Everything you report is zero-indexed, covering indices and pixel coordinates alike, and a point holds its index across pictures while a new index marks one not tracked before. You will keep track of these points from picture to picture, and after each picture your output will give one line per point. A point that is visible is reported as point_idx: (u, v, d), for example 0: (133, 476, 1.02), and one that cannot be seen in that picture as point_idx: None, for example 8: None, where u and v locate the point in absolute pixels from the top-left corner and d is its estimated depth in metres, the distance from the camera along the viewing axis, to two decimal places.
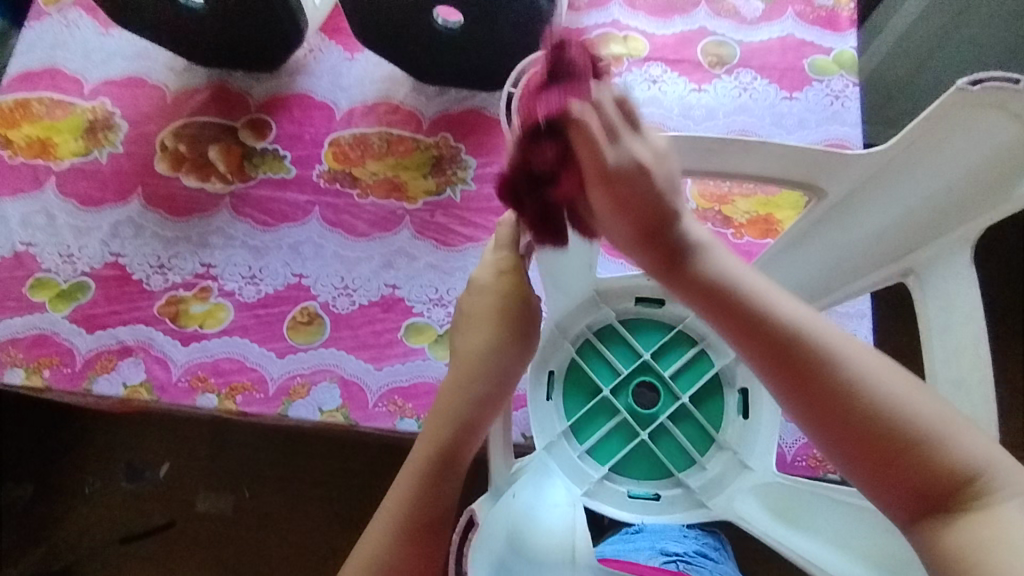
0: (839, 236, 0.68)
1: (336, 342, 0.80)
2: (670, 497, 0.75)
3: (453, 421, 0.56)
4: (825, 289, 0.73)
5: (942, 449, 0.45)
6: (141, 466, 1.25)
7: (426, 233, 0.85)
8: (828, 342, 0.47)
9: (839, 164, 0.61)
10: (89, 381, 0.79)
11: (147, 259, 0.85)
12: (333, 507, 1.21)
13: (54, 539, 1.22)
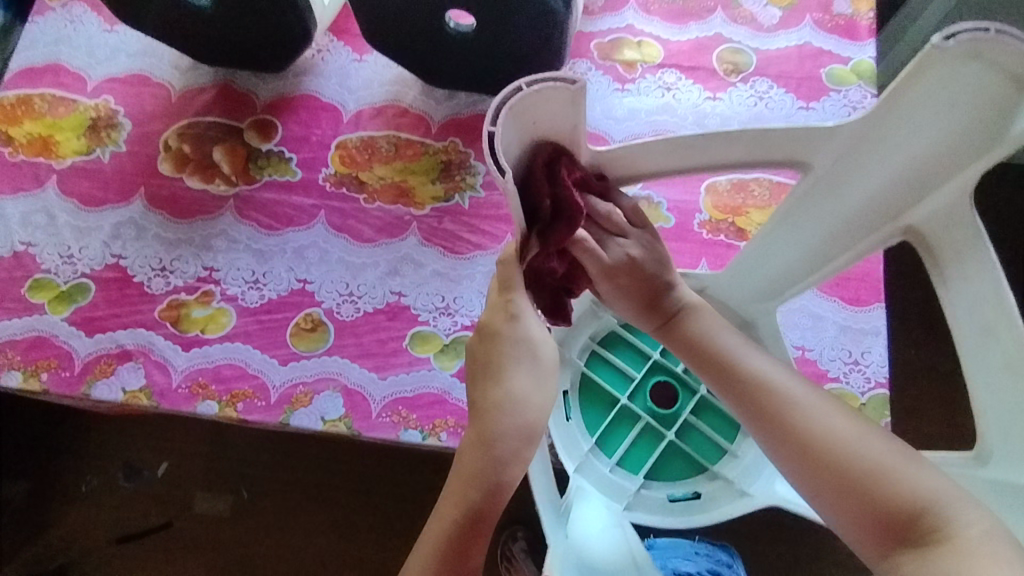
0: (828, 207, 0.60)
1: (340, 350, 0.78)
2: (712, 492, 0.72)
3: (479, 483, 0.53)
4: (820, 259, 0.66)
5: (899, 486, 0.46)
6: (139, 466, 1.24)
7: (434, 240, 0.83)
8: (789, 386, 0.53)
9: (821, 136, 0.55)
10: (88, 386, 0.77)
11: (149, 261, 0.83)
12: (332, 512, 1.19)
13: (50, 538, 1.21)
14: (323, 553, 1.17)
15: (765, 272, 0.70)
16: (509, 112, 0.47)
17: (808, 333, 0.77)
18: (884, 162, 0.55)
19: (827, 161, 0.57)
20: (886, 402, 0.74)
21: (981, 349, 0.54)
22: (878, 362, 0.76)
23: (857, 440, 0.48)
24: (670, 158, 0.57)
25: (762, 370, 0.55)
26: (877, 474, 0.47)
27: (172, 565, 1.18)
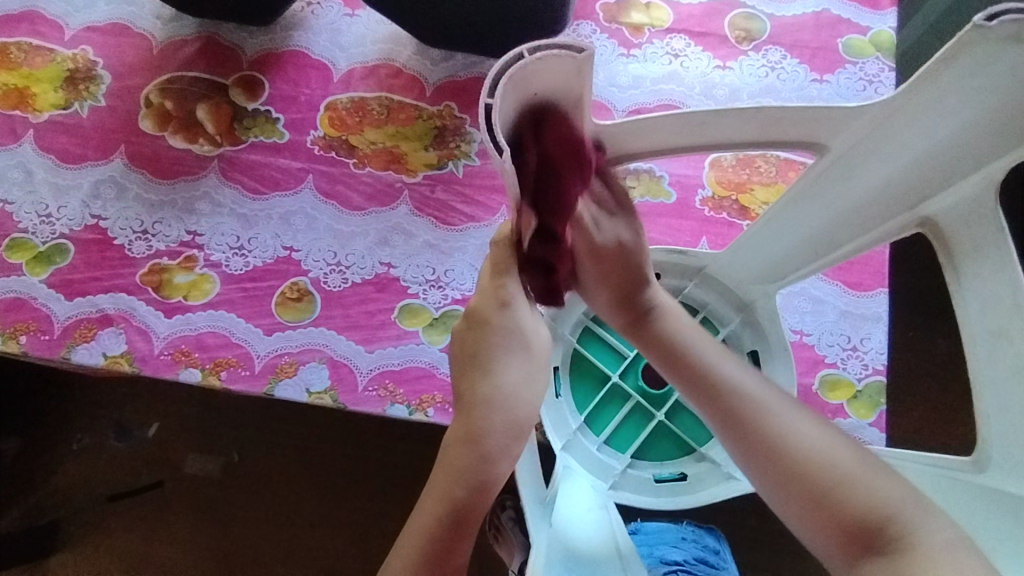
0: (840, 189, 0.56)
1: (326, 321, 0.76)
2: (698, 473, 0.70)
3: (468, 479, 0.51)
4: (826, 244, 0.61)
5: (865, 493, 0.46)
6: (129, 426, 1.23)
7: (426, 210, 0.80)
8: (758, 395, 0.54)
9: (843, 117, 0.50)
10: (67, 350, 0.75)
11: (130, 223, 0.80)
12: (322, 478, 1.19)
13: (42, 494, 1.21)
14: (312, 515, 1.18)
15: (766, 254, 0.67)
16: (509, 83, 0.42)
17: (807, 317, 0.75)
18: (907, 147, 0.50)
19: (845, 145, 0.52)
20: (883, 389, 0.72)
21: (989, 352, 0.50)
22: (877, 349, 0.74)
23: (823, 449, 0.49)
24: (676, 135, 0.53)
25: (732, 378, 0.55)
26: (845, 481, 0.47)
27: (162, 524, 1.18)
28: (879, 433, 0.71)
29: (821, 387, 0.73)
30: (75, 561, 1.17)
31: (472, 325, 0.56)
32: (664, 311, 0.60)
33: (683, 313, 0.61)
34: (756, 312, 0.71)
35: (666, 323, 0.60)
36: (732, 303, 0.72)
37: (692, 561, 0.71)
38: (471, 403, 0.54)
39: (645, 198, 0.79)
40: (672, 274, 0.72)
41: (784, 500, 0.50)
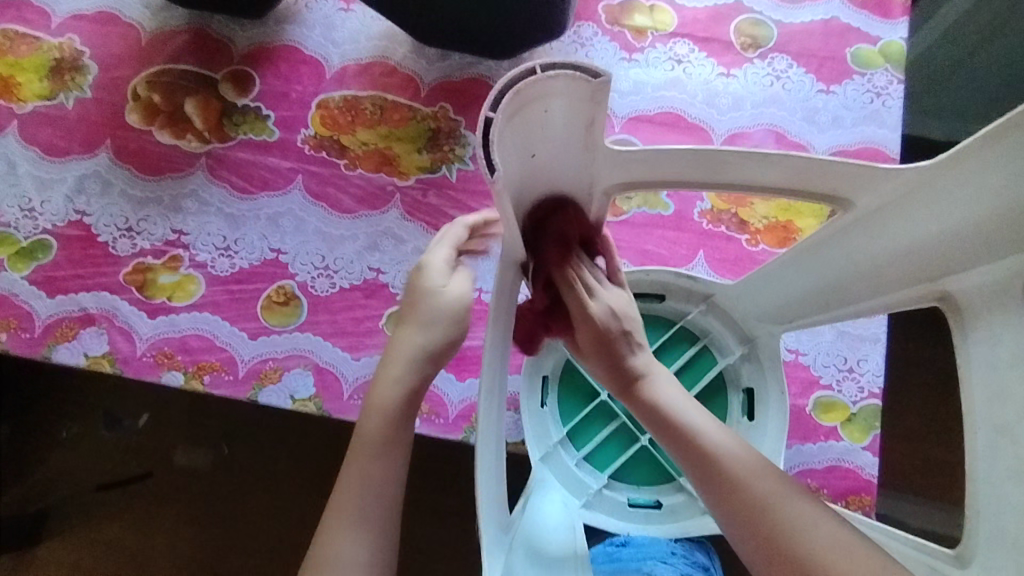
0: (860, 246, 0.51)
1: (313, 326, 0.74)
2: (674, 505, 0.67)
3: (373, 462, 0.52)
4: (837, 298, 0.57)
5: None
6: (118, 416, 1.22)
7: (417, 215, 0.79)
8: (772, 487, 0.43)
9: (874, 176, 0.45)
10: (49, 349, 0.74)
11: (114, 220, 0.78)
12: (311, 473, 1.18)
13: (33, 481, 1.20)
14: (299, 513, 1.17)
15: (778, 296, 0.64)
16: (515, 98, 0.40)
17: (804, 337, 0.73)
18: (931, 218, 0.44)
19: (871, 205, 0.48)
20: (877, 412, 0.71)
21: (991, 453, 0.41)
22: (874, 372, 0.72)
23: (855, 560, 0.39)
24: (691, 168, 0.48)
25: (736, 458, 0.44)
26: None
27: (150, 517, 1.18)
28: (874, 458, 0.70)
29: (815, 409, 0.72)
30: (64, 550, 1.16)
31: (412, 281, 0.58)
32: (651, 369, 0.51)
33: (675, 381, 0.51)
34: (758, 349, 0.69)
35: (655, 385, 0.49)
36: (737, 334, 0.71)
37: None
38: (388, 377, 0.55)
39: (643, 208, 0.77)
40: (679, 296, 0.71)
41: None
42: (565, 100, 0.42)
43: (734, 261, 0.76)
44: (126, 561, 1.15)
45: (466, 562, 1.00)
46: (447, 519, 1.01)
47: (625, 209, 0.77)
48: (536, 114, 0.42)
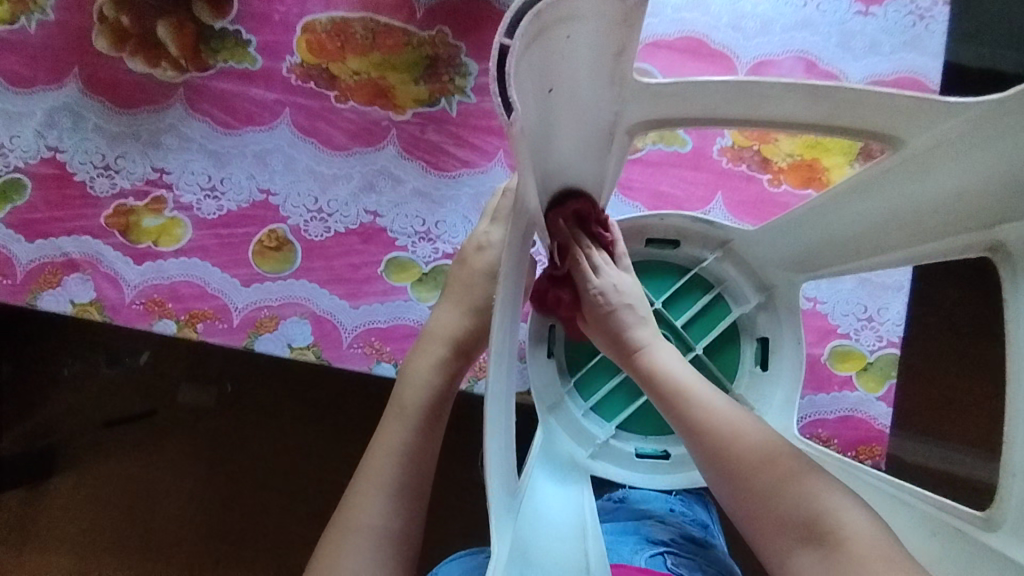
0: (907, 193, 0.46)
1: (308, 273, 0.71)
2: (682, 455, 0.66)
3: (400, 438, 0.58)
4: (873, 246, 0.52)
5: (840, 526, 0.43)
6: (117, 351, 1.06)
7: (415, 153, 0.73)
8: (736, 422, 0.48)
9: (933, 112, 0.39)
10: (32, 296, 0.70)
11: (90, 157, 0.73)
12: (333, 424, 1.00)
13: (30, 423, 1.05)
14: (306, 448, 1.00)
15: (806, 241, 0.59)
16: (536, 21, 0.32)
17: (823, 284, 0.70)
18: (985, 161, 0.39)
19: (925, 145, 0.42)
20: (895, 362, 0.69)
21: None
22: (894, 321, 0.69)
23: (803, 480, 0.46)
24: (725, 103, 0.43)
25: (705, 397, 0.50)
26: (821, 521, 0.44)
27: (155, 455, 1.03)
28: (887, 408, 0.68)
29: (830, 358, 0.69)
30: (73, 488, 1.02)
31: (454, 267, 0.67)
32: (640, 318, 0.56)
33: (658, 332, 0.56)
34: (776, 298, 0.66)
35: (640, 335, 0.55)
36: (756, 283, 0.67)
37: (681, 541, 0.62)
38: (421, 371, 0.61)
39: (658, 146, 0.72)
40: (694, 242, 0.67)
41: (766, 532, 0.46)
42: (591, 23, 0.36)
43: (756, 203, 0.71)
44: (132, 513, 1.01)
45: (474, 501, 1.00)
46: (453, 459, 1.01)
47: (639, 146, 0.71)
48: (555, 41, 0.35)
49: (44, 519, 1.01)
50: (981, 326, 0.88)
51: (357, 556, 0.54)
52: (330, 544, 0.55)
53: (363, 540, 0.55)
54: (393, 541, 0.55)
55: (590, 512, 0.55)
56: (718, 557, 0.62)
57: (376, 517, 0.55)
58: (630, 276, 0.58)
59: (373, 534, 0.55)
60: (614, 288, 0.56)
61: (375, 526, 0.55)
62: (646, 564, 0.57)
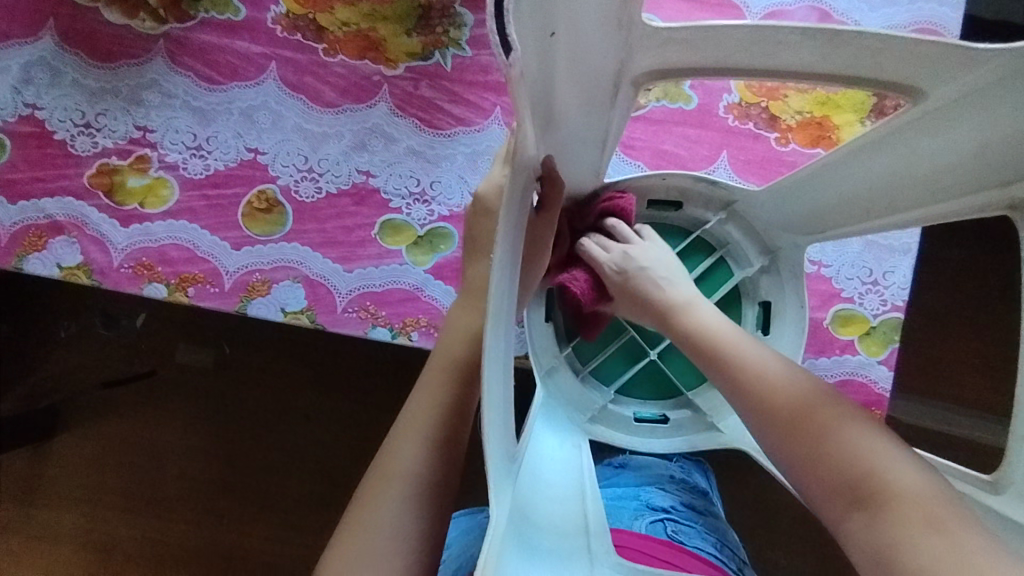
0: (924, 147, 0.43)
1: (300, 236, 0.69)
2: (680, 420, 0.66)
3: (439, 394, 0.50)
4: (886, 203, 0.50)
5: (885, 483, 0.38)
6: (113, 312, 1.02)
7: (409, 110, 0.70)
8: (768, 368, 0.46)
9: (961, 63, 0.35)
10: (18, 260, 0.67)
11: (69, 114, 0.70)
12: (335, 389, 1.00)
13: (33, 382, 1.03)
14: (308, 408, 1.00)
15: (814, 200, 0.56)
16: None
17: (829, 247, 0.68)
18: (1008, 117, 0.36)
19: (946, 97, 0.38)
20: (899, 326, 0.68)
21: None
22: (899, 284, 0.68)
23: (842, 431, 0.41)
24: (739, 52, 0.38)
25: (737, 347, 0.48)
26: (862, 477, 0.39)
27: (158, 413, 1.01)
28: (888, 372, 0.67)
29: (833, 322, 0.68)
30: (81, 446, 1.00)
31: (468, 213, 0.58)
32: (667, 283, 0.56)
33: (696, 295, 0.55)
34: (780, 261, 0.64)
35: (670, 297, 0.55)
36: (759, 246, 0.65)
37: (681, 508, 0.62)
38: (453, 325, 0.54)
39: (662, 102, 0.69)
40: (696, 204, 0.65)
41: (809, 490, 0.42)
42: None
43: (762, 162, 0.68)
44: (136, 474, 0.99)
45: None
46: None
47: (642, 102, 0.69)
48: None
49: (50, 477, 1.00)
50: (992, 290, 0.86)
51: (392, 514, 0.46)
52: (363, 495, 0.48)
53: (397, 492, 0.47)
54: (436, 495, 0.48)
55: (588, 474, 0.54)
56: (715, 524, 0.63)
57: (417, 467, 0.48)
58: (659, 249, 0.59)
59: (416, 484, 0.47)
60: (633, 258, 0.58)
61: (413, 480, 0.48)
62: (646, 530, 0.56)
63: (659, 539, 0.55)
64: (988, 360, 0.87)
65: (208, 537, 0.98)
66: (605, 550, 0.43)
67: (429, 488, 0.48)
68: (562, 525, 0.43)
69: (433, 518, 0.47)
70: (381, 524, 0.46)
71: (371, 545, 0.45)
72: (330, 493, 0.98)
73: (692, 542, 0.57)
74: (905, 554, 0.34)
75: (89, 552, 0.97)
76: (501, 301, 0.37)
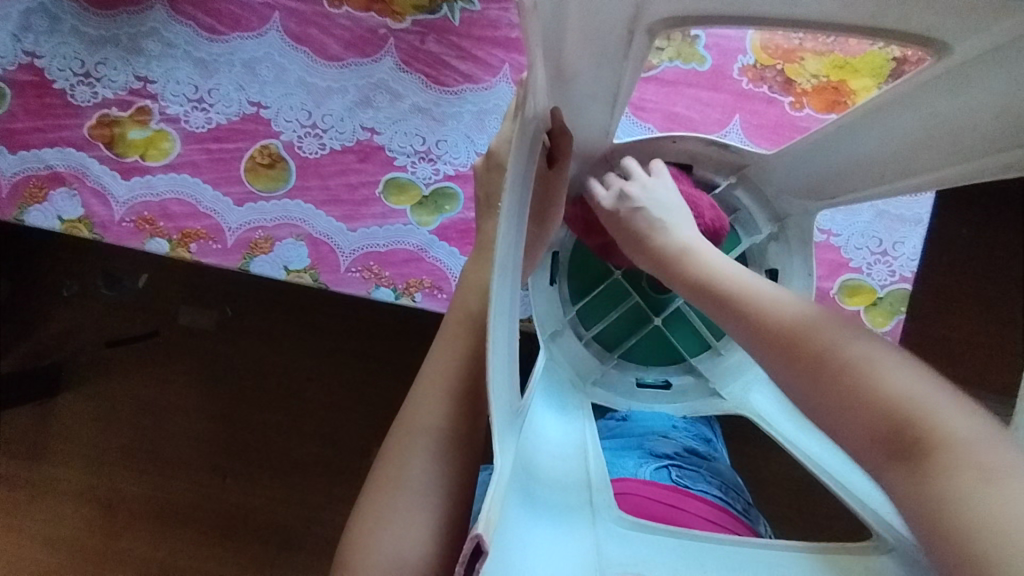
0: (944, 106, 0.42)
1: (303, 193, 0.68)
2: (681, 386, 0.66)
3: (452, 358, 0.49)
4: (901, 166, 0.50)
5: (931, 429, 0.35)
6: (116, 273, 1.03)
7: (414, 65, 0.69)
8: (797, 309, 0.42)
9: (988, 15, 0.34)
10: (18, 211, 0.66)
11: (69, 63, 0.68)
12: (336, 352, 1.01)
13: (39, 338, 1.03)
14: (311, 370, 1.01)
15: (825, 165, 0.55)
16: None
17: (839, 216, 0.68)
18: None
19: (973, 51, 0.37)
20: (906, 297, 0.67)
21: None
22: (909, 255, 0.67)
23: (881, 374, 0.38)
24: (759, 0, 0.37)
25: (755, 286, 0.44)
26: (908, 424, 0.36)
27: (161, 373, 1.02)
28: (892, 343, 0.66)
29: (839, 292, 0.67)
30: (85, 403, 1.01)
31: (480, 172, 0.56)
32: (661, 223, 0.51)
33: (692, 231, 0.51)
34: (789, 227, 0.63)
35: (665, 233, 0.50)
36: (769, 213, 0.64)
37: (684, 453, 0.62)
38: (461, 287, 0.52)
39: (675, 63, 0.68)
40: (707, 166, 0.64)
41: (843, 436, 0.39)
42: None
43: (775, 127, 0.67)
44: (141, 432, 1.00)
45: None
46: None
47: (655, 63, 0.67)
48: None
49: (55, 432, 1.00)
50: (997, 264, 0.86)
51: (418, 468, 0.47)
52: (390, 451, 0.48)
53: (419, 446, 0.47)
54: (457, 449, 0.47)
55: (590, 435, 0.54)
56: (719, 470, 0.63)
57: (441, 422, 0.48)
58: (657, 187, 0.55)
59: (439, 438, 0.47)
60: (628, 197, 0.54)
61: (433, 436, 0.47)
62: (650, 476, 0.58)
63: (661, 484, 0.56)
64: (998, 339, 0.86)
65: (212, 496, 0.99)
66: (608, 504, 0.43)
67: (448, 440, 0.47)
68: (563, 481, 0.43)
69: (453, 479, 0.47)
70: (409, 479, 0.47)
71: (400, 499, 0.46)
72: (330, 454, 0.99)
73: (694, 488, 0.58)
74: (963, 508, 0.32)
75: (93, 505, 0.98)
76: (508, 254, 0.36)
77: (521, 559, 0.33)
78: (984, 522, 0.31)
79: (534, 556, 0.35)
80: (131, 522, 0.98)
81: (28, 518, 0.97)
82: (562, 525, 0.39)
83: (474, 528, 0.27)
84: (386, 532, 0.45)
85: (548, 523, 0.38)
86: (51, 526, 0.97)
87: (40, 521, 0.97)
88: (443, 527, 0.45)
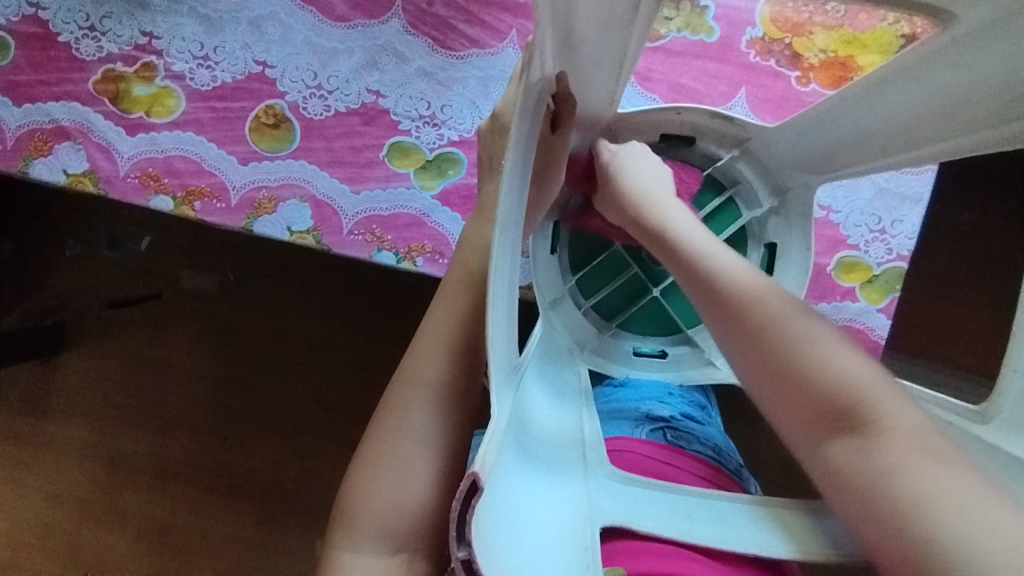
0: (948, 78, 0.42)
1: (307, 154, 0.68)
2: (679, 355, 0.67)
3: (452, 318, 0.50)
4: (904, 139, 0.50)
5: (876, 412, 0.37)
6: (119, 235, 1.04)
7: (422, 28, 0.69)
8: (763, 292, 0.44)
9: None
10: (24, 164, 0.66)
11: (74, 16, 0.68)
12: (336, 318, 1.02)
13: (42, 297, 1.04)
14: (311, 336, 1.02)
15: (829, 138, 0.56)
16: None
17: (839, 193, 0.68)
18: None
19: (977, 23, 0.37)
20: (901, 275, 0.68)
21: None
22: (907, 234, 0.68)
23: (830, 354, 0.39)
24: None
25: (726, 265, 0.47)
26: (851, 402, 0.37)
27: (163, 335, 1.03)
28: (886, 320, 0.67)
29: (836, 269, 0.68)
30: (87, 361, 1.02)
31: (484, 136, 0.56)
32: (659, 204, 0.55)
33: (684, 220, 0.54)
34: (789, 202, 0.64)
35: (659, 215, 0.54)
36: (770, 186, 0.65)
37: (679, 417, 0.62)
38: (462, 250, 0.53)
39: (683, 33, 0.67)
40: (710, 139, 0.65)
41: (783, 414, 0.41)
42: None
43: (780, 101, 0.67)
44: (143, 393, 1.02)
45: None
46: None
47: (663, 33, 0.67)
48: None
49: (57, 392, 1.02)
50: (994, 248, 0.87)
51: (418, 419, 0.48)
52: (390, 402, 0.49)
53: (420, 397, 0.48)
54: (456, 404, 0.49)
55: (587, 397, 0.56)
56: (713, 436, 0.63)
57: (441, 376, 0.49)
58: (656, 172, 0.59)
59: (439, 390, 0.48)
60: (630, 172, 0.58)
61: (432, 387, 0.49)
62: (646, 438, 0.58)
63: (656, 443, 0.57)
64: (992, 322, 0.87)
65: (212, 457, 1.01)
66: (600, 461, 0.45)
67: (448, 395, 0.49)
68: (558, 437, 0.45)
69: (449, 435, 0.48)
70: (410, 429, 0.48)
71: (400, 449, 0.47)
72: (330, 419, 1.01)
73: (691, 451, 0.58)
74: (900, 481, 0.34)
75: (96, 462, 1.00)
76: (508, 213, 0.36)
77: (513, 505, 0.35)
78: (912, 489, 0.33)
79: (527, 504, 0.37)
80: (133, 479, 1.00)
81: (33, 472, 1.00)
82: (558, 478, 0.41)
83: (471, 468, 0.28)
84: (385, 479, 0.47)
85: (544, 474, 0.40)
86: (54, 482, 0.99)
87: (43, 477, 1.00)
88: (439, 479, 0.47)
